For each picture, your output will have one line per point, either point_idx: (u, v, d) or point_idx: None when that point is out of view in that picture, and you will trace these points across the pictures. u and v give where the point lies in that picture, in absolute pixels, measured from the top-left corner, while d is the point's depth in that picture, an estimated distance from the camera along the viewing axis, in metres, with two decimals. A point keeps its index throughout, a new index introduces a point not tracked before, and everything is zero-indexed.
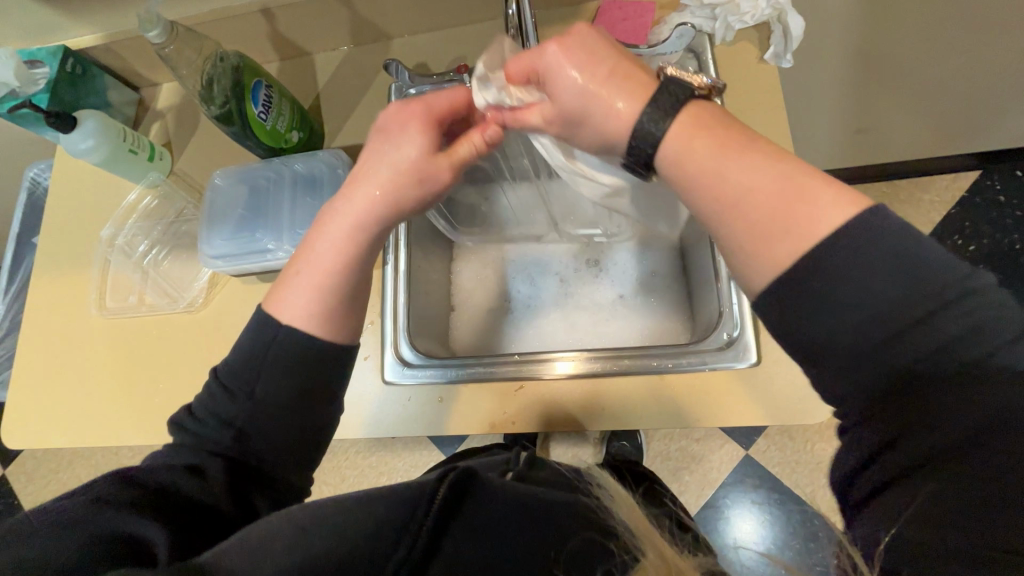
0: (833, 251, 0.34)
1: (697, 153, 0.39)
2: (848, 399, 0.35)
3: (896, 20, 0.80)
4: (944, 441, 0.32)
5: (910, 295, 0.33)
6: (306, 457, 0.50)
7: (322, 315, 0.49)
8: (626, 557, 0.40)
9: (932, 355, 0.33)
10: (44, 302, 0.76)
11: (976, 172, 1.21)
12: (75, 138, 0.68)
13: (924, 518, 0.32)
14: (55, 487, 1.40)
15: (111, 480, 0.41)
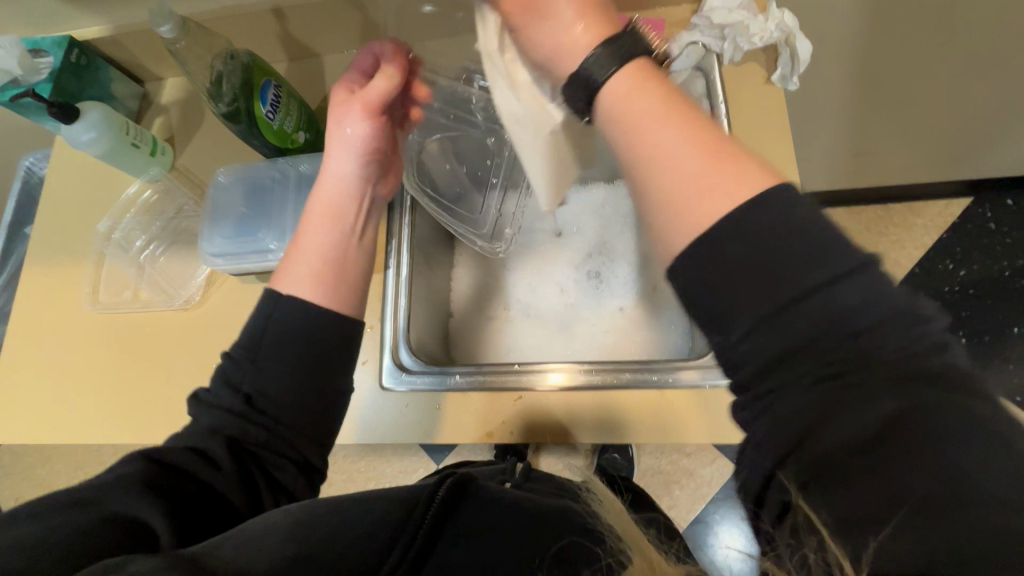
0: (754, 221, 0.33)
1: (635, 103, 0.37)
2: (767, 401, 0.33)
3: (900, 47, 0.81)
4: (876, 429, 0.30)
5: (809, 260, 0.32)
6: (319, 435, 0.50)
7: (317, 278, 0.52)
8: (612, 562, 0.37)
9: (834, 326, 0.31)
10: (35, 294, 0.75)
11: (967, 199, 1.24)
12: (77, 129, 0.67)
13: (878, 512, 0.28)
14: (33, 483, 1.36)
15: (132, 459, 0.42)
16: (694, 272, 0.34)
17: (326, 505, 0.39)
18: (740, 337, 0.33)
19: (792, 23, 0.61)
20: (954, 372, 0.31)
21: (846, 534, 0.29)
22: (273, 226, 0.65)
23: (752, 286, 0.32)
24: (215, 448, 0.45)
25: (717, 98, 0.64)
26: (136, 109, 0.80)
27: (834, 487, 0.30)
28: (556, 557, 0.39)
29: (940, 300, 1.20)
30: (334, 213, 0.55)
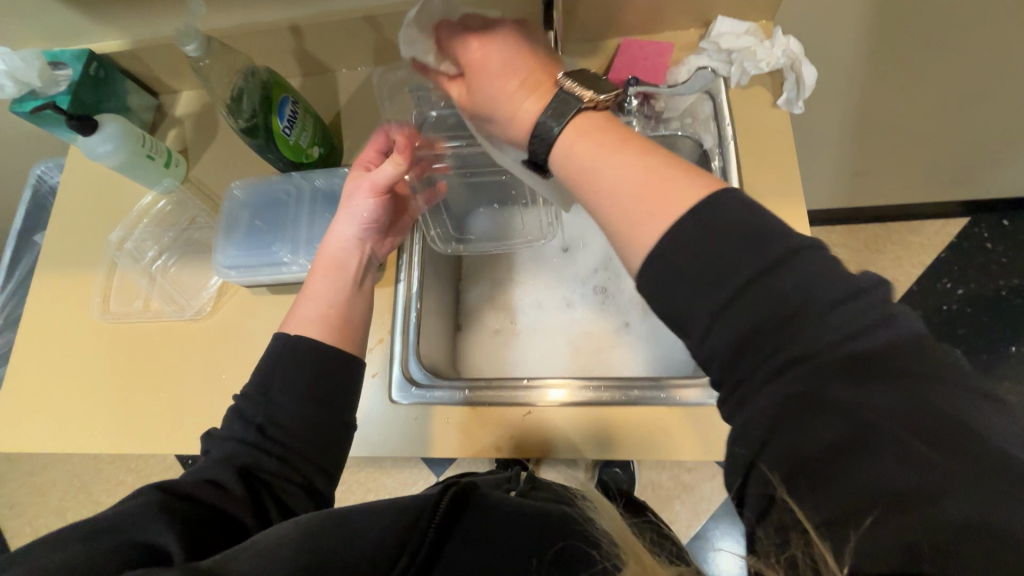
0: (684, 236, 0.35)
1: (579, 154, 0.42)
2: (746, 402, 0.34)
3: (901, 71, 0.83)
4: (845, 430, 0.30)
5: (743, 255, 0.34)
6: (330, 464, 0.51)
7: (323, 328, 0.55)
8: (609, 566, 0.38)
9: (782, 313, 0.33)
10: (46, 302, 0.75)
11: (964, 219, 1.26)
12: (95, 141, 0.68)
13: (859, 508, 0.29)
14: (28, 491, 1.35)
15: (146, 490, 0.42)
16: (657, 281, 0.36)
17: (332, 515, 0.39)
18: (704, 336, 0.35)
19: (799, 49, 0.63)
20: (898, 349, 0.31)
21: (827, 531, 0.30)
22: (288, 240, 0.66)
23: (699, 286, 0.34)
24: (229, 476, 0.46)
25: (725, 119, 0.66)
26: (150, 121, 0.81)
27: (812, 487, 0.30)
28: (555, 560, 0.39)
29: (938, 318, 1.21)
30: (341, 273, 0.59)
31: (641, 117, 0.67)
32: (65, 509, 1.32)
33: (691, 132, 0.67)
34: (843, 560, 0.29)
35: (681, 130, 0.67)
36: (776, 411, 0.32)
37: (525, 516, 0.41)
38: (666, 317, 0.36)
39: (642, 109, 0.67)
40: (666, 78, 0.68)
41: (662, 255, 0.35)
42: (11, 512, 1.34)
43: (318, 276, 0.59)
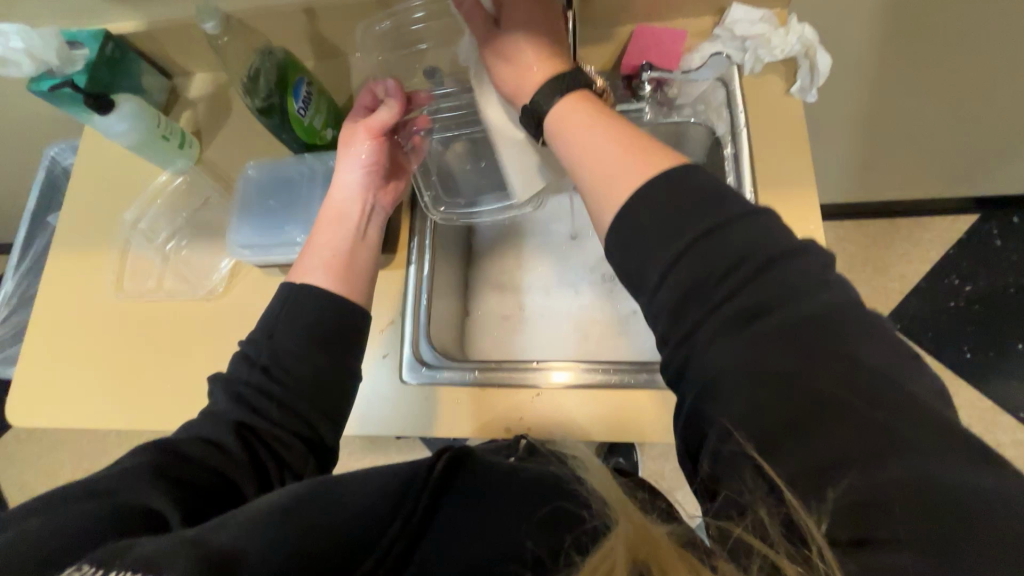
0: (649, 192, 0.41)
1: (572, 117, 0.49)
2: (711, 377, 0.36)
3: (918, 64, 0.82)
4: (812, 399, 0.32)
5: (692, 216, 0.39)
6: (333, 412, 0.53)
7: (330, 273, 0.58)
8: (598, 525, 0.40)
9: (729, 266, 0.37)
10: (61, 280, 0.76)
11: (974, 216, 1.25)
12: (111, 120, 0.69)
13: (832, 468, 0.31)
14: (38, 471, 1.37)
15: (142, 450, 0.45)
16: (623, 243, 0.41)
17: (322, 483, 0.40)
18: (656, 286, 0.39)
19: (814, 37, 0.63)
20: (845, 313, 0.35)
21: (803, 492, 0.31)
22: (302, 220, 0.66)
23: (658, 240, 0.39)
24: (226, 435, 0.49)
25: (739, 107, 0.65)
26: (163, 102, 0.81)
27: (785, 448, 0.32)
28: (543, 521, 0.40)
29: (945, 314, 1.21)
30: (344, 219, 0.62)
31: (653, 103, 0.68)
32: None
33: (704, 119, 0.67)
34: (817, 516, 0.31)
35: (693, 118, 0.68)
36: (737, 367, 0.35)
37: (515, 479, 0.42)
38: (627, 273, 0.41)
39: (654, 96, 0.68)
40: (681, 65, 0.67)
41: (630, 215, 0.41)
42: (19, 491, 1.36)
43: (321, 226, 0.62)
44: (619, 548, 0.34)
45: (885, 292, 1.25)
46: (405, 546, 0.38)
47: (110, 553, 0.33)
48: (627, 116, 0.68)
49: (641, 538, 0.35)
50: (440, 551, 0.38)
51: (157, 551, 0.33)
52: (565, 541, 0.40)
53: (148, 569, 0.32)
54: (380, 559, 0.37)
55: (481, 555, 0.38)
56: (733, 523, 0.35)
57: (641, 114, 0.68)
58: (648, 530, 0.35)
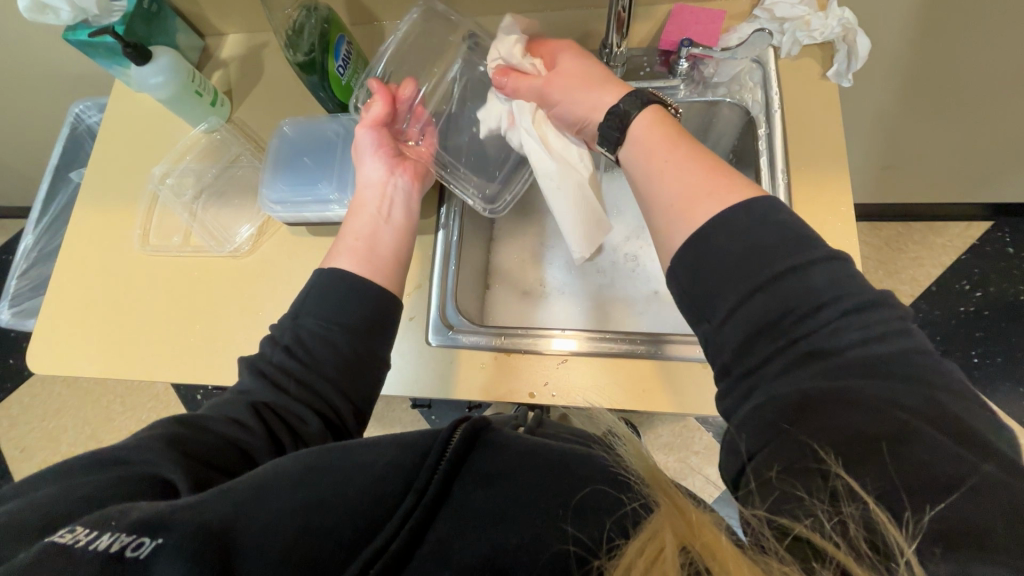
0: (727, 219, 0.41)
1: (653, 135, 0.49)
2: (778, 401, 0.36)
3: (955, 59, 0.81)
4: (889, 425, 0.33)
5: (766, 258, 0.39)
6: (357, 394, 0.52)
7: (352, 256, 0.58)
8: (637, 507, 0.36)
9: (794, 306, 0.38)
10: (86, 232, 0.76)
11: (988, 223, 1.25)
12: (148, 72, 0.70)
13: (933, 486, 0.30)
14: (38, 435, 1.36)
15: (168, 422, 0.43)
16: (692, 262, 0.42)
17: (338, 450, 0.39)
18: (724, 320, 0.40)
19: (854, 21, 0.64)
20: (913, 356, 0.36)
21: (886, 505, 0.30)
22: (334, 178, 0.69)
23: (734, 272, 0.40)
24: (242, 413, 0.46)
25: (772, 88, 0.67)
26: (195, 61, 0.81)
27: (873, 462, 0.31)
28: (577, 508, 0.36)
29: (954, 320, 1.21)
30: (364, 206, 0.63)
31: (687, 81, 0.69)
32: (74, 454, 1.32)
33: (738, 98, 0.68)
34: (911, 534, 0.29)
35: (728, 97, 0.68)
36: (798, 387, 0.36)
37: (540, 455, 0.39)
38: (692, 301, 0.42)
39: (689, 74, 0.69)
40: (719, 43, 0.68)
41: (707, 233, 0.41)
42: (19, 455, 1.34)
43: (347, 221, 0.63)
44: (666, 534, 0.32)
45: (896, 294, 1.24)
46: (425, 513, 0.35)
47: (105, 517, 0.33)
48: (660, 94, 0.70)
49: (689, 527, 0.33)
50: (462, 526, 0.35)
51: (154, 514, 0.33)
52: (605, 527, 0.35)
53: (146, 532, 0.32)
54: (393, 534, 0.33)
55: (501, 541, 0.34)
56: (795, 519, 0.32)
57: (675, 92, 0.70)
58: (700, 522, 0.33)
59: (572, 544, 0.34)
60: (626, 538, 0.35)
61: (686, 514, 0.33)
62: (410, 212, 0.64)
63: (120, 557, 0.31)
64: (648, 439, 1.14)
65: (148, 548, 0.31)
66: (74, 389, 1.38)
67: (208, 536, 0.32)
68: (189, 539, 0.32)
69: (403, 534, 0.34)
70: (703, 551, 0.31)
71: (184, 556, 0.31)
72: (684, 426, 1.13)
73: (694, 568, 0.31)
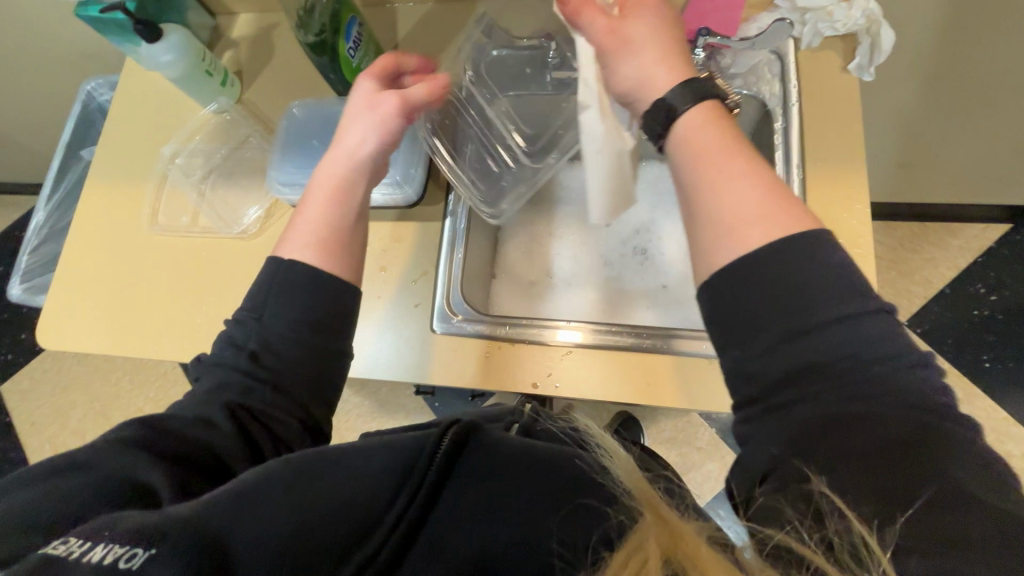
0: (781, 247, 0.38)
1: (707, 136, 0.44)
2: (788, 426, 0.36)
3: (981, 57, 0.79)
4: (889, 442, 0.33)
5: (808, 307, 0.36)
6: (329, 390, 0.51)
7: (322, 247, 0.52)
8: (623, 519, 0.35)
9: (826, 362, 0.36)
10: (95, 211, 0.76)
11: (1006, 225, 1.22)
12: (158, 50, 0.69)
13: (899, 497, 0.32)
14: (49, 410, 1.38)
15: (122, 424, 0.42)
16: (733, 279, 0.39)
17: (321, 452, 0.38)
18: (760, 350, 0.37)
19: (878, 12, 0.63)
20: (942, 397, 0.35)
21: (871, 519, 0.32)
22: None
23: (777, 304, 0.37)
24: (214, 414, 0.45)
25: (791, 81, 0.65)
26: (206, 40, 0.81)
27: (851, 477, 0.33)
28: (568, 517, 0.36)
29: (967, 323, 1.18)
30: (343, 187, 0.55)
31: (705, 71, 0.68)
32: (82, 430, 1.34)
33: (755, 90, 0.67)
34: (887, 542, 0.31)
35: (745, 89, 0.67)
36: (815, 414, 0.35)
37: (533, 456, 0.39)
38: (724, 326, 0.39)
39: (707, 64, 0.68)
40: (738, 32, 0.66)
41: (753, 261, 0.38)
42: (30, 429, 1.36)
43: (319, 196, 0.55)
44: (649, 543, 0.32)
45: (909, 295, 1.22)
46: (418, 514, 0.35)
47: (99, 527, 0.32)
48: None
49: (672, 538, 0.32)
50: (450, 521, 0.36)
51: (145, 521, 0.33)
52: (591, 538, 0.35)
53: (138, 544, 0.32)
54: (385, 540, 0.34)
55: (490, 545, 0.35)
56: (773, 527, 0.34)
57: None
58: (682, 531, 0.33)
59: (556, 555, 0.35)
60: (610, 547, 0.35)
61: (667, 521, 0.33)
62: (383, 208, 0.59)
63: (112, 569, 0.31)
64: (650, 433, 1.14)
65: (141, 559, 0.31)
66: (83, 364, 1.40)
67: (201, 549, 0.32)
68: (183, 551, 0.32)
69: (393, 541, 0.34)
70: (685, 563, 0.32)
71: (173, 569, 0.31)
72: (687, 421, 1.13)
73: None
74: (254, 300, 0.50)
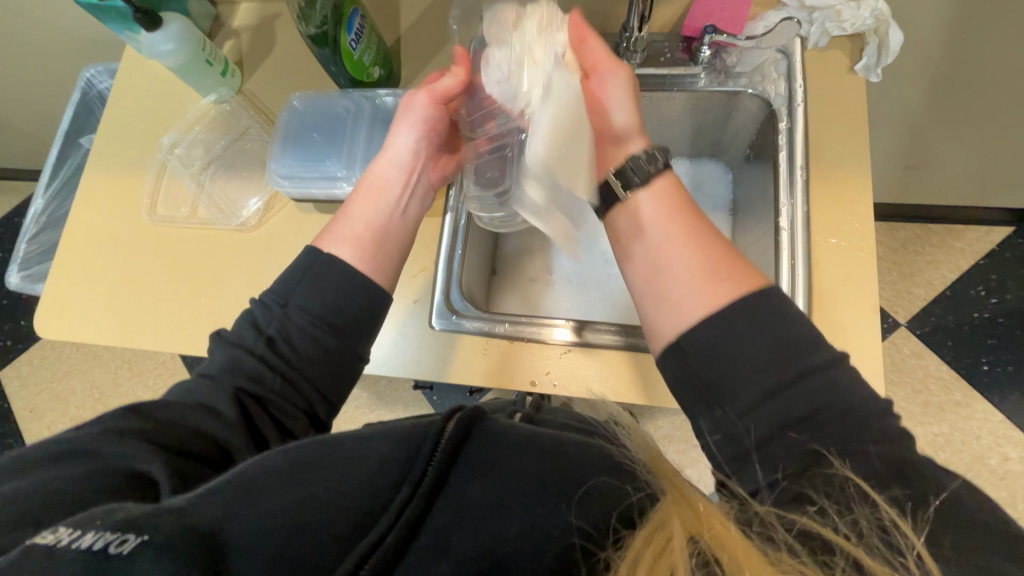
0: (749, 309, 0.41)
1: (676, 200, 0.51)
2: (789, 450, 0.37)
3: (988, 60, 0.78)
4: (895, 446, 0.36)
5: (791, 355, 0.39)
6: (330, 392, 0.52)
7: (364, 246, 0.56)
8: (643, 498, 0.36)
9: (827, 396, 0.38)
10: (94, 201, 0.76)
11: (1009, 228, 1.22)
12: (158, 39, 0.69)
13: (928, 489, 0.33)
14: (47, 397, 1.38)
15: (121, 412, 0.41)
16: (708, 342, 0.41)
17: (324, 444, 0.39)
18: (749, 411, 0.39)
19: (887, 12, 0.62)
20: None
21: (900, 506, 0.33)
22: (343, 156, 0.70)
23: (754, 365, 0.40)
24: (222, 402, 0.45)
25: (797, 80, 0.64)
26: (207, 29, 0.80)
27: (866, 467, 0.35)
28: (580, 501, 0.35)
29: (967, 325, 1.18)
30: (386, 186, 0.60)
31: (710, 69, 0.68)
32: (82, 417, 1.35)
33: (760, 89, 0.66)
34: (920, 528, 0.32)
35: (750, 88, 0.66)
36: (805, 447, 0.37)
37: (535, 445, 0.39)
38: (707, 384, 0.41)
39: (712, 62, 0.67)
40: (745, 30, 0.66)
41: (722, 321, 0.41)
42: (29, 415, 1.37)
43: (364, 196, 0.59)
44: (674, 525, 0.32)
45: (910, 297, 1.21)
46: (421, 510, 0.34)
47: (92, 516, 0.32)
48: (679, 83, 0.68)
49: (698, 517, 0.32)
50: (460, 517, 0.35)
51: (140, 512, 0.33)
52: (611, 517, 0.35)
53: (130, 530, 0.31)
54: (390, 527, 0.33)
55: (505, 534, 0.34)
56: (799, 510, 0.34)
57: (695, 81, 0.68)
58: (710, 515, 0.32)
59: (578, 536, 0.34)
60: (631, 528, 0.35)
61: (694, 505, 0.33)
62: (422, 213, 0.63)
63: (103, 554, 0.30)
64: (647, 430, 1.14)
65: (132, 544, 0.31)
66: (82, 352, 1.40)
67: (199, 538, 0.32)
68: (181, 536, 0.32)
69: (398, 528, 0.33)
70: (711, 541, 0.31)
71: (170, 555, 0.31)
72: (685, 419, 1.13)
73: (705, 559, 0.31)
74: (279, 295, 0.52)
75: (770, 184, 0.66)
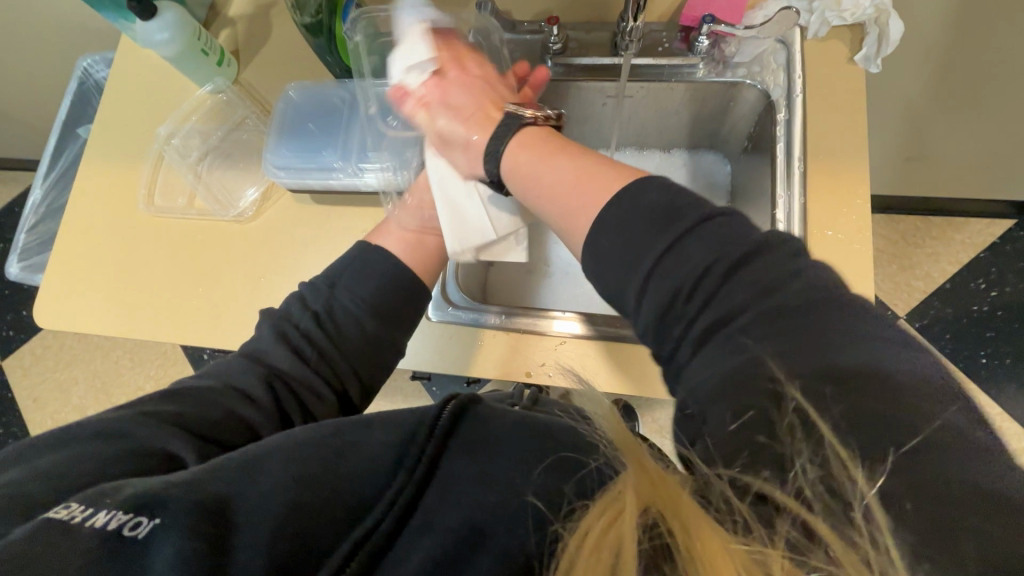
0: (608, 217, 0.42)
1: (533, 150, 0.50)
2: (701, 367, 0.36)
3: (991, 51, 0.77)
4: (851, 361, 0.32)
5: (661, 228, 0.40)
6: (363, 374, 0.56)
7: (407, 246, 0.61)
8: (602, 467, 0.36)
9: (765, 297, 0.36)
10: (91, 191, 0.76)
11: (1010, 221, 1.21)
12: (153, 27, 0.68)
13: (890, 426, 0.29)
14: (50, 386, 1.39)
15: (155, 397, 0.43)
16: (589, 261, 0.43)
17: (324, 429, 0.39)
18: (636, 307, 0.41)
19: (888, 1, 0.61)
20: None
21: (851, 454, 0.30)
22: (338, 147, 0.70)
23: (627, 250, 0.41)
24: (257, 386, 0.48)
25: (796, 70, 0.64)
26: (203, 18, 0.79)
27: (819, 404, 0.31)
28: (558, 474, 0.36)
29: (966, 318, 1.18)
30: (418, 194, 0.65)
31: (708, 60, 0.67)
32: (85, 407, 1.36)
33: (759, 80, 0.66)
34: (873, 476, 0.29)
35: (748, 78, 0.66)
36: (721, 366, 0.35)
37: (534, 429, 0.39)
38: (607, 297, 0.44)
39: (710, 53, 0.66)
40: (743, 20, 0.65)
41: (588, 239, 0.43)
42: (32, 405, 1.38)
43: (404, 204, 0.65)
44: (628, 497, 0.31)
45: (908, 289, 1.21)
46: (407, 498, 0.34)
47: (99, 494, 0.33)
48: (676, 73, 0.68)
49: (653, 485, 0.31)
50: (444, 497, 0.35)
51: (148, 491, 0.33)
52: (565, 490, 0.35)
53: (142, 512, 0.31)
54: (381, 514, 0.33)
55: (485, 512, 0.34)
56: (750, 475, 0.32)
57: (693, 71, 0.67)
58: (665, 481, 0.31)
59: (534, 501, 0.34)
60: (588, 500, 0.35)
61: (647, 468, 0.32)
62: None
63: (118, 535, 0.31)
64: (645, 422, 1.15)
65: (145, 528, 0.31)
66: (85, 342, 1.41)
67: (200, 513, 0.32)
68: (189, 513, 0.32)
69: (392, 513, 0.34)
70: (663, 511, 0.30)
71: (179, 527, 0.31)
72: None
73: (658, 528, 0.30)
74: (326, 278, 0.58)
75: (768, 177, 0.66)
